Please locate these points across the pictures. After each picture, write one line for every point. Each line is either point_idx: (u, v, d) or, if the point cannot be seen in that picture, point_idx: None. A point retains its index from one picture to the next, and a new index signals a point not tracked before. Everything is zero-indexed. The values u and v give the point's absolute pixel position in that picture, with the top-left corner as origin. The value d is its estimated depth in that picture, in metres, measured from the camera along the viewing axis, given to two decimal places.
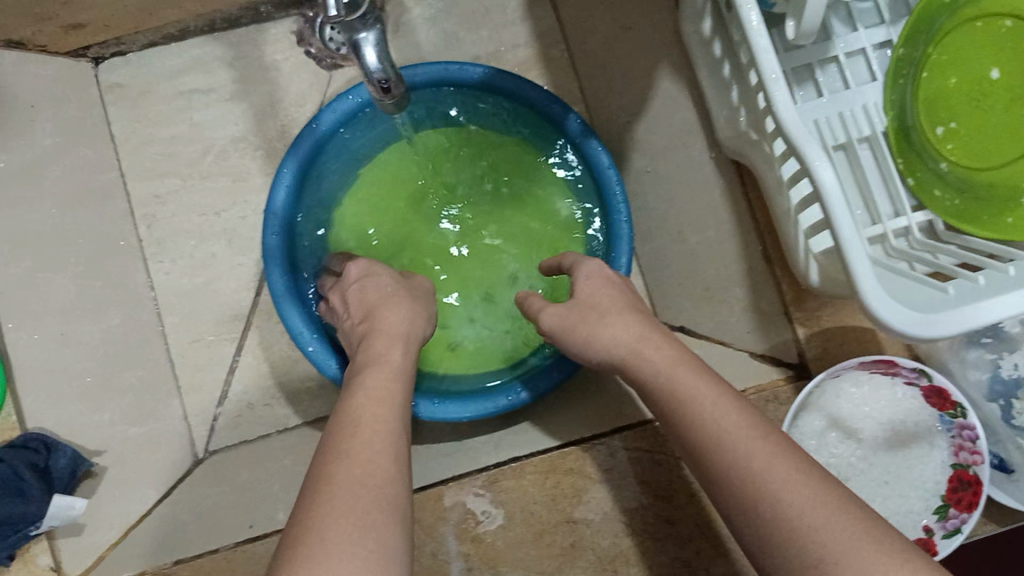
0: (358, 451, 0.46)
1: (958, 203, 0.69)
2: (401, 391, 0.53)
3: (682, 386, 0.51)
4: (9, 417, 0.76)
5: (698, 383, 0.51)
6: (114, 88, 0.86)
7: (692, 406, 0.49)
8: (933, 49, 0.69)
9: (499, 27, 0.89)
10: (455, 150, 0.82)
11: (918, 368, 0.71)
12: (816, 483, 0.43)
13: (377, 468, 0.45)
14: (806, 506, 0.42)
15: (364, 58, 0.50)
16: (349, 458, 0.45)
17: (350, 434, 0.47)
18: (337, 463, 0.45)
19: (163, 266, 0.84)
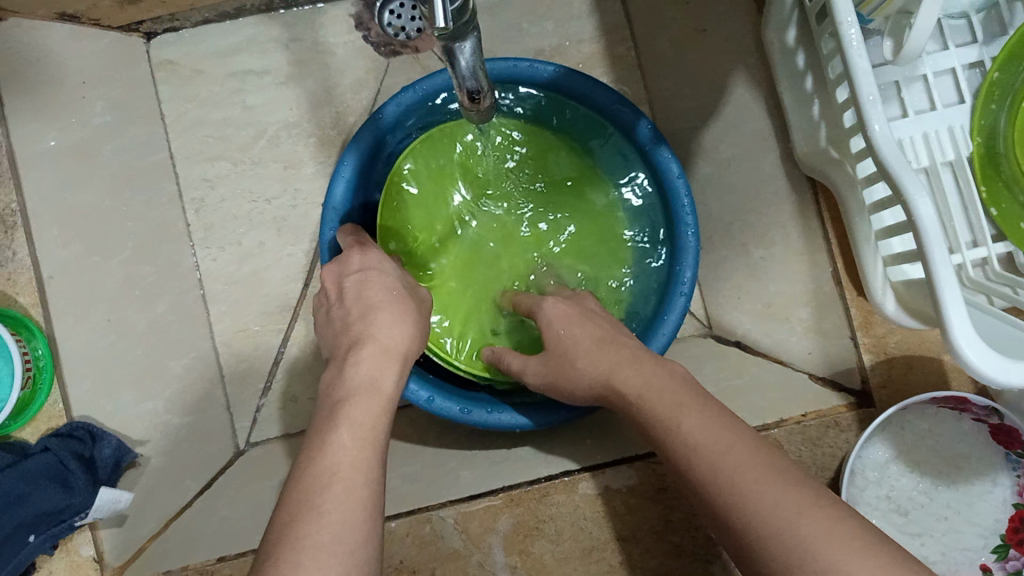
0: (337, 465, 0.45)
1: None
2: (391, 386, 0.52)
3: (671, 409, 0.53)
4: (55, 405, 0.75)
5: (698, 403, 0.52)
6: (166, 65, 0.84)
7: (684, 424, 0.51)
8: None
9: (565, 20, 0.85)
10: (509, 143, 0.79)
11: (990, 406, 0.65)
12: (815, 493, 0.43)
13: (354, 485, 0.44)
14: (797, 517, 0.41)
15: (460, 68, 0.51)
16: (325, 475, 0.44)
17: (328, 446, 0.46)
18: (314, 480, 0.44)
19: (211, 252, 0.82)
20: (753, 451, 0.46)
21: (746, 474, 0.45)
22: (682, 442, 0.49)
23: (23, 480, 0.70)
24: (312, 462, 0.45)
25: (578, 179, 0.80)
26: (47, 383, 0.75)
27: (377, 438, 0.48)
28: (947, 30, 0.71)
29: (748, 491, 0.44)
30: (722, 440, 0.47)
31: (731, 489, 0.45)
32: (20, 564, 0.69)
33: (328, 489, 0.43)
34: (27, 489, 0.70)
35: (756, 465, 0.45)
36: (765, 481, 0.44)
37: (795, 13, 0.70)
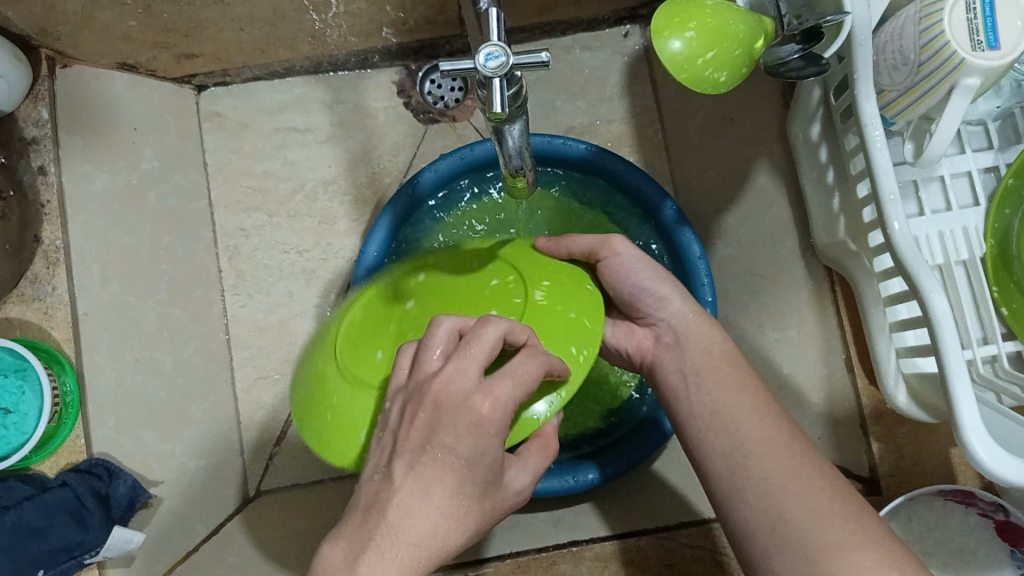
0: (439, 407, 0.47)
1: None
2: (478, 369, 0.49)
3: (724, 407, 0.55)
4: (77, 440, 0.74)
5: (740, 395, 0.56)
6: (214, 118, 0.89)
7: (737, 423, 0.54)
8: None
9: (596, 101, 0.90)
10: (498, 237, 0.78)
11: (998, 502, 0.66)
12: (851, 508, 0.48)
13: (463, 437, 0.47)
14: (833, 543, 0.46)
15: (507, 147, 0.53)
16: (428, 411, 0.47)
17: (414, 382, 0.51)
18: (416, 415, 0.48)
19: (240, 298, 0.86)
20: (792, 467, 0.50)
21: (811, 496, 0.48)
22: (720, 403, 0.56)
23: (43, 513, 0.70)
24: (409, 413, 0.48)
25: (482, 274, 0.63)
26: (73, 418, 0.74)
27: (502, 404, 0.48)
28: (964, 135, 0.75)
29: (785, 502, 0.49)
30: (760, 419, 0.54)
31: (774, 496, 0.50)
32: None
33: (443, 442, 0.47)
34: (44, 523, 0.70)
35: (785, 451, 0.51)
36: (788, 465, 0.51)
37: (820, 109, 0.73)
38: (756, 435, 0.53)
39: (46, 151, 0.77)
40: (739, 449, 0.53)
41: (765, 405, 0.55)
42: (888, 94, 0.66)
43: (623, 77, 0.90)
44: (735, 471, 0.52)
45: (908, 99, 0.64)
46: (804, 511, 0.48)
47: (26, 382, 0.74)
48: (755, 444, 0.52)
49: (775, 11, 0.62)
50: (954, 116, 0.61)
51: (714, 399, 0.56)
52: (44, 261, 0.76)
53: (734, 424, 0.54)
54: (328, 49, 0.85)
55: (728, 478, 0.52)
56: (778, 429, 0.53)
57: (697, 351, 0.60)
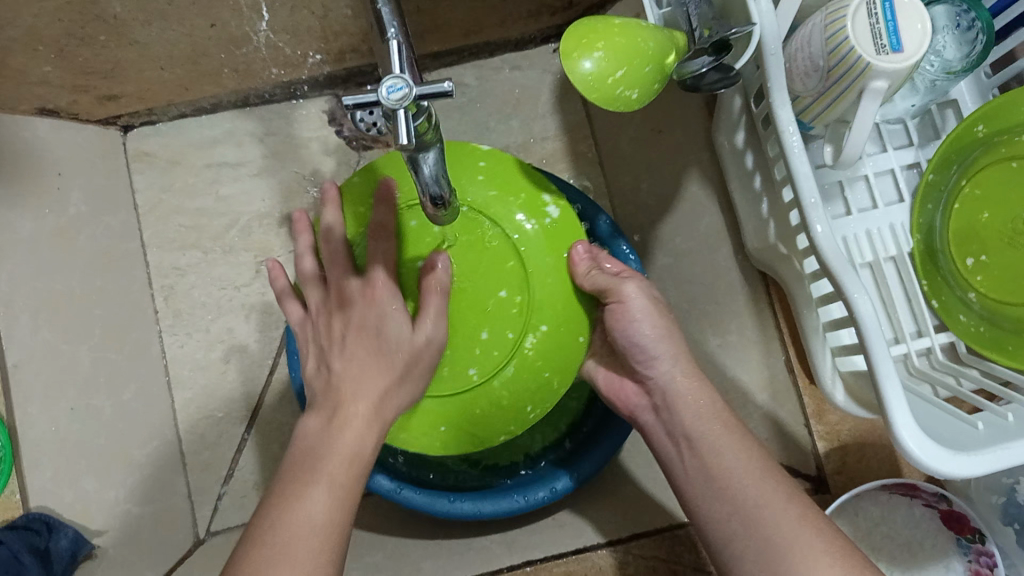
0: (329, 475, 0.54)
1: (983, 330, 0.69)
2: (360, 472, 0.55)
3: (709, 460, 0.57)
4: (11, 497, 0.73)
5: (728, 445, 0.57)
6: (142, 157, 0.88)
7: (724, 482, 0.55)
8: (966, 182, 0.70)
9: (529, 119, 0.91)
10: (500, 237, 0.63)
11: (940, 493, 0.66)
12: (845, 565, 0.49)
13: (335, 509, 0.53)
14: None
15: (422, 175, 0.53)
16: (323, 484, 0.53)
17: (319, 460, 0.55)
18: (311, 486, 0.53)
19: (178, 338, 0.85)
20: (788, 522, 0.52)
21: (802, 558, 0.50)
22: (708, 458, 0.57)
23: None
24: (286, 492, 0.53)
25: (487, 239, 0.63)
26: (5, 477, 0.73)
27: (359, 482, 0.55)
28: (885, 133, 0.76)
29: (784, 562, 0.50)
30: (750, 473, 0.55)
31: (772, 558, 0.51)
32: None
33: (301, 509, 0.52)
34: None
35: (780, 512, 0.52)
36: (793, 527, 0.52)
37: (743, 117, 0.74)
38: (745, 489, 0.54)
39: None
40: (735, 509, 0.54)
41: (761, 466, 0.55)
42: (803, 99, 0.67)
43: (553, 94, 0.90)
44: (733, 536, 0.54)
45: (823, 103, 0.65)
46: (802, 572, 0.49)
47: None
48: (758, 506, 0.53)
49: (688, 26, 0.64)
50: (865, 118, 0.62)
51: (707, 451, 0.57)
52: None
53: (722, 483, 0.55)
54: (254, 82, 0.85)
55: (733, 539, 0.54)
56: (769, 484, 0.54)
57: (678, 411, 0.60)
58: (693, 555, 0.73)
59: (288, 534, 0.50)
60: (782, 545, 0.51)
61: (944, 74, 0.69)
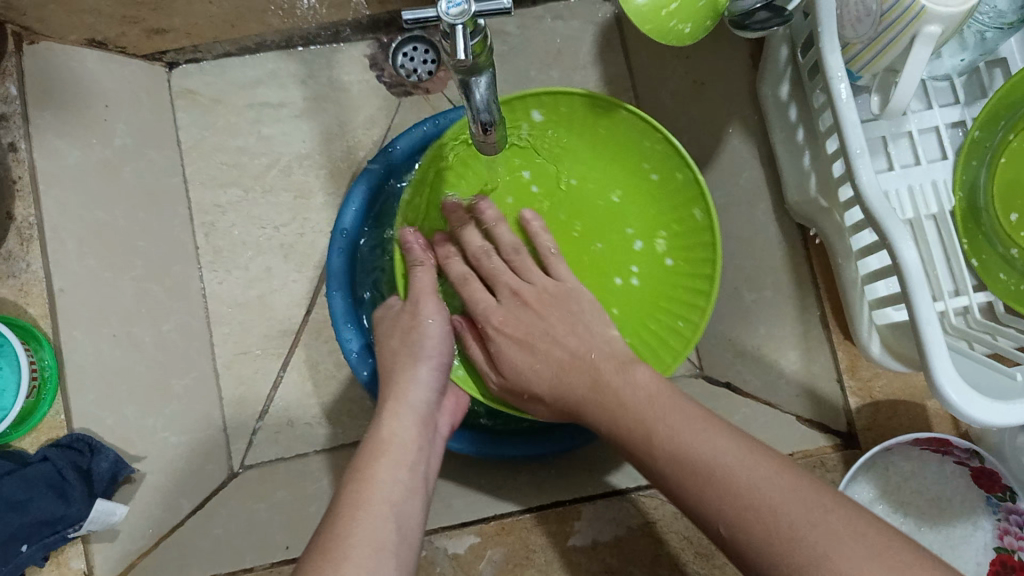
0: (378, 473, 0.56)
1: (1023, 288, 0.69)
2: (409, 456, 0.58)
3: (676, 432, 0.54)
4: (57, 416, 0.74)
5: (692, 425, 0.54)
6: (186, 95, 0.88)
7: (699, 453, 0.52)
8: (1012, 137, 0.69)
9: (570, 70, 0.91)
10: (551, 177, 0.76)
11: (972, 449, 0.66)
12: (835, 513, 0.45)
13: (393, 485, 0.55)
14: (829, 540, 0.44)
15: (475, 99, 0.53)
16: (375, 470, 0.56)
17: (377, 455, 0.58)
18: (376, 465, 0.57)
19: (219, 275, 0.85)
20: (770, 471, 0.49)
21: (790, 510, 0.46)
22: (682, 442, 0.53)
23: (22, 487, 0.69)
24: (361, 469, 0.56)
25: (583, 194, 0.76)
26: (52, 393, 0.74)
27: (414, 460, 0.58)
28: (931, 90, 0.76)
29: (780, 513, 0.46)
30: (736, 454, 0.51)
31: (764, 514, 0.47)
32: None
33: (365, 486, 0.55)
34: (26, 496, 0.69)
35: (759, 470, 0.49)
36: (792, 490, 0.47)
37: (789, 70, 0.74)
38: (716, 453, 0.51)
39: (16, 128, 0.76)
40: (709, 472, 0.50)
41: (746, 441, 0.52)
42: (852, 48, 0.67)
43: (595, 46, 0.91)
44: (721, 504, 0.49)
45: (872, 51, 0.64)
46: (797, 511, 0.46)
47: (4, 358, 0.74)
48: (754, 484, 0.48)
49: None
50: (916, 66, 0.62)
51: (670, 430, 0.55)
52: (17, 238, 0.75)
53: (694, 459, 0.52)
54: (298, 23, 0.85)
55: (726, 517, 0.49)
56: (753, 453, 0.51)
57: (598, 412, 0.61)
58: None
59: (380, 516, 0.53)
60: (770, 502, 0.47)
61: (997, 25, 0.68)
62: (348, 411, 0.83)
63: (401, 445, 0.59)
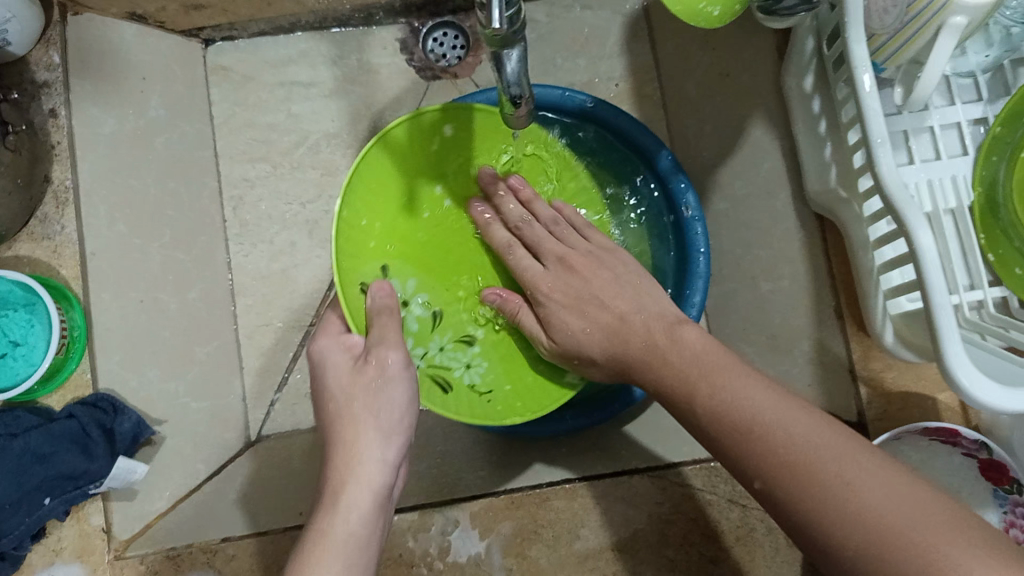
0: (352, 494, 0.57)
1: None
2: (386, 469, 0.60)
3: (723, 385, 0.55)
4: (83, 374, 0.77)
5: (740, 380, 0.55)
6: (219, 71, 0.90)
7: (743, 408, 0.53)
8: None
9: (596, 59, 0.92)
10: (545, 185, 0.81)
11: (981, 440, 0.67)
12: (869, 464, 0.46)
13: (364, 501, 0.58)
14: (869, 487, 0.45)
15: (505, 72, 0.54)
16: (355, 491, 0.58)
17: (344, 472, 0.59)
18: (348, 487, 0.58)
19: (244, 248, 0.87)
20: (812, 423, 0.50)
21: (830, 462, 0.47)
22: (723, 404, 0.54)
23: (48, 442, 0.72)
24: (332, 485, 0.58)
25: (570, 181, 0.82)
26: (79, 352, 0.77)
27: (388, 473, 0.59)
28: (954, 87, 0.76)
29: (821, 463, 0.47)
30: (774, 408, 0.52)
31: (803, 464, 0.48)
32: (32, 526, 0.71)
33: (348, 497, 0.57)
34: (51, 450, 0.71)
35: (802, 422, 0.50)
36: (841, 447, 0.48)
37: (814, 61, 0.75)
38: (761, 405, 0.52)
39: (56, 95, 0.80)
40: (753, 426, 0.52)
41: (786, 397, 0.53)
42: (877, 39, 0.67)
43: (622, 36, 0.92)
44: (762, 453, 0.50)
45: (897, 42, 0.65)
46: (838, 463, 0.47)
47: (35, 317, 0.76)
48: (800, 433, 0.50)
49: None
50: (941, 57, 0.62)
51: (716, 383, 0.56)
52: (53, 201, 0.79)
53: (739, 410, 0.53)
54: (331, 4, 0.87)
55: (761, 471, 0.50)
56: (790, 407, 0.52)
57: (640, 371, 0.63)
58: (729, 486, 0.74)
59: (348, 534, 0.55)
60: (815, 453, 0.48)
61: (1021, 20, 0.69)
62: None
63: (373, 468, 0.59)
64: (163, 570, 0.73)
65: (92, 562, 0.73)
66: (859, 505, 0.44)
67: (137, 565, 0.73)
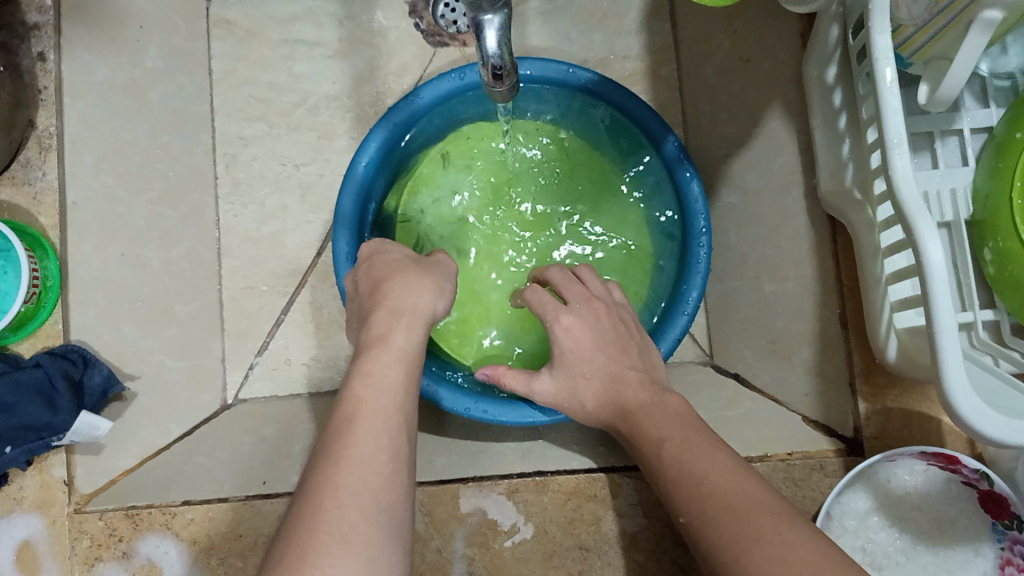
0: (727, 516, 0.47)
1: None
2: (724, 488, 0.49)
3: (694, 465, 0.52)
4: (55, 325, 0.75)
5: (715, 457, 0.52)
6: (223, 24, 0.88)
7: (687, 470, 0.52)
8: None
9: (613, 35, 0.88)
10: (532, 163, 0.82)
11: (981, 470, 0.63)
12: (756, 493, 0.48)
13: (739, 496, 0.48)
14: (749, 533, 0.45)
15: (485, 43, 0.51)
16: (734, 517, 0.47)
17: (721, 524, 0.47)
18: (730, 523, 0.47)
19: (234, 208, 0.86)
20: (728, 464, 0.51)
21: (729, 500, 0.48)
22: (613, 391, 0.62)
23: (12, 391, 0.70)
24: (721, 533, 0.47)
25: (559, 169, 0.81)
26: (53, 302, 0.75)
27: (730, 495, 0.48)
28: (990, 90, 0.70)
29: (726, 516, 0.47)
30: (715, 464, 0.51)
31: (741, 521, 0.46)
32: None
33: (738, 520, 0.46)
34: (14, 400, 0.70)
35: (721, 464, 0.51)
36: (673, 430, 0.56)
37: (839, 51, 0.69)
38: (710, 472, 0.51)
39: (47, 38, 0.78)
40: (696, 480, 0.51)
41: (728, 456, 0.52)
42: (905, 29, 0.63)
43: (643, 12, 0.88)
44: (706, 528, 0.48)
45: (927, 34, 0.60)
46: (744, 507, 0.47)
47: (10, 262, 0.76)
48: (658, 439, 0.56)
49: None
50: (970, 54, 0.58)
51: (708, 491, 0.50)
52: (37, 146, 0.77)
53: (711, 496, 0.49)
54: None
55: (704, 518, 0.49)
56: (718, 456, 0.52)
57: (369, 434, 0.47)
58: None
59: (719, 503, 0.48)
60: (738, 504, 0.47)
61: None
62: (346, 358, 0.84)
63: (721, 488, 0.49)
64: (121, 528, 0.70)
65: (51, 514, 0.71)
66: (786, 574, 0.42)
67: (96, 520, 0.70)
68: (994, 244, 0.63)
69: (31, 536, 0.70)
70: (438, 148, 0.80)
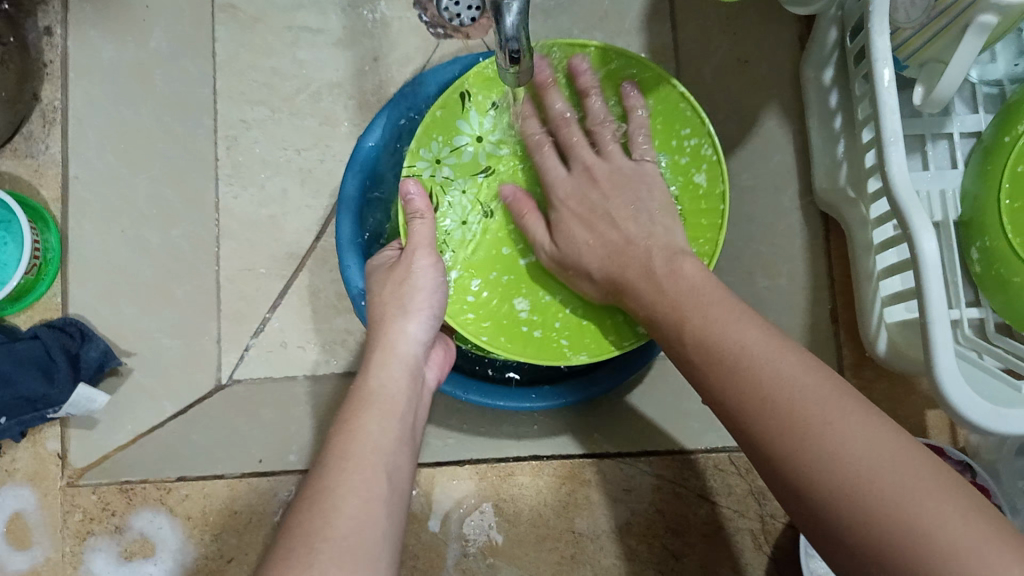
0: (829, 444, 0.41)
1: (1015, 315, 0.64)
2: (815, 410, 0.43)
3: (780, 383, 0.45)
4: (54, 298, 0.78)
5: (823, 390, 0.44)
6: (228, 8, 0.84)
7: (779, 396, 0.44)
8: None
9: (613, 35, 0.85)
10: None
11: (964, 461, 0.65)
12: (857, 416, 0.42)
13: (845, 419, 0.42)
14: (866, 464, 0.39)
15: (503, 26, 0.51)
16: (835, 448, 0.41)
17: (817, 459, 0.41)
18: (831, 452, 0.41)
19: (234, 191, 0.82)
20: (834, 398, 0.43)
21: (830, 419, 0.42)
22: (728, 357, 0.48)
23: (9, 360, 0.71)
24: (819, 462, 0.41)
25: None
26: (52, 275, 0.78)
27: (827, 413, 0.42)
28: (980, 96, 0.72)
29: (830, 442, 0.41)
30: (807, 384, 0.44)
31: (835, 454, 0.40)
32: None
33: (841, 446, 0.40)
34: (11, 369, 0.71)
35: (826, 390, 0.43)
36: (787, 374, 0.45)
37: (836, 54, 0.71)
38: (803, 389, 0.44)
39: (54, 13, 0.82)
40: (782, 403, 0.44)
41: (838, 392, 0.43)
42: (903, 32, 0.65)
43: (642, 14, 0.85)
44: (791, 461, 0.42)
45: (922, 37, 0.63)
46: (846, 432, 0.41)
47: (9, 235, 0.76)
48: (776, 380, 0.45)
49: None
50: (965, 56, 0.60)
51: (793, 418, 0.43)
52: (41, 119, 0.80)
53: (802, 418, 0.42)
54: None
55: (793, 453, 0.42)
56: (817, 382, 0.44)
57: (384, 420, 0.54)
58: (700, 481, 0.72)
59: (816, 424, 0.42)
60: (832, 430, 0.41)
61: None
62: (346, 343, 0.78)
63: (817, 411, 0.42)
64: (114, 503, 0.73)
65: (42, 488, 0.74)
66: (920, 527, 0.37)
67: (88, 495, 0.73)
68: (981, 242, 0.65)
69: (22, 508, 0.74)
70: (460, 85, 0.67)
